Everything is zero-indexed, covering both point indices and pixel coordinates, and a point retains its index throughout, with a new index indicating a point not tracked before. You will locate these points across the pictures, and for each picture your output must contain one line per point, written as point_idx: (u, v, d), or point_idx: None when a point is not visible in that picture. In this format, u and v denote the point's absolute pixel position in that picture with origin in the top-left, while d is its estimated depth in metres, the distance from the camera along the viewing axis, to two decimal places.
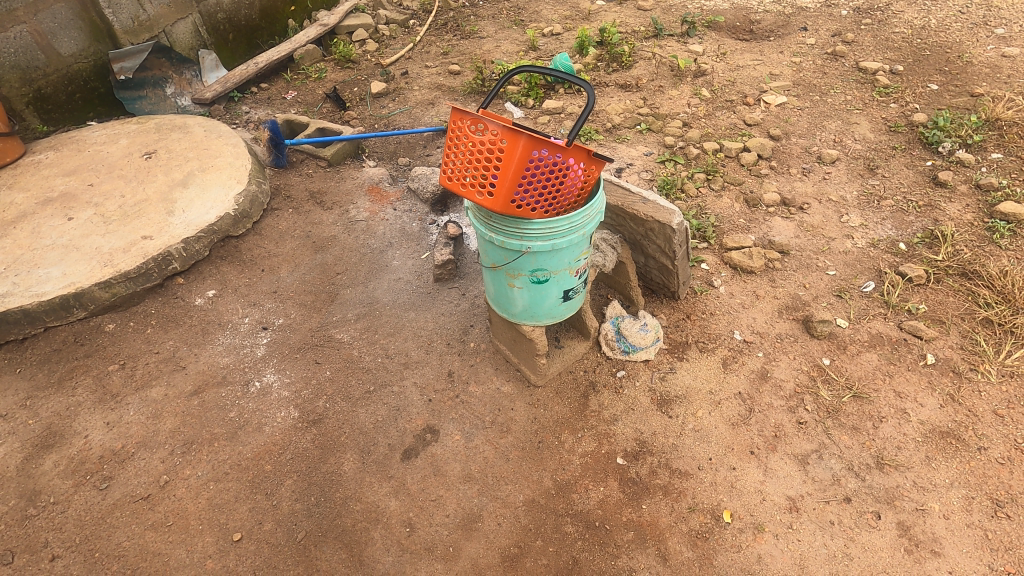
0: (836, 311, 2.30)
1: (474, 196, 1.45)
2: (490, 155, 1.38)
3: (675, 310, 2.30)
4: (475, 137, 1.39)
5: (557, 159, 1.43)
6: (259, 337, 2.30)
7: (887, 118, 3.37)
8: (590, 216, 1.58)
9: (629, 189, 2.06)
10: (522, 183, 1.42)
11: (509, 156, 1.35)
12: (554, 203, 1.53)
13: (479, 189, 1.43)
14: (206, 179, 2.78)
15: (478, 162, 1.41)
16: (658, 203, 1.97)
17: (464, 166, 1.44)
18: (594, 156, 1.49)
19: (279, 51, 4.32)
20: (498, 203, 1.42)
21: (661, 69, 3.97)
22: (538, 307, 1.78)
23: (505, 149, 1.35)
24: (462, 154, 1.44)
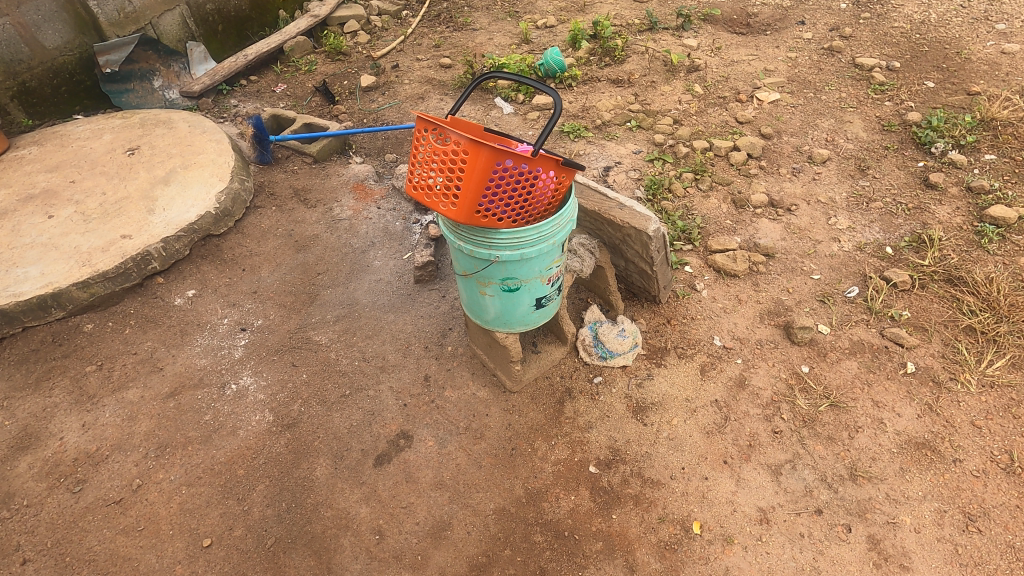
0: (818, 317, 2.28)
1: (439, 207, 1.42)
2: (454, 167, 1.35)
3: (655, 315, 2.28)
4: (438, 148, 1.36)
5: (523, 169, 1.40)
6: (237, 338, 2.29)
7: (881, 116, 3.32)
8: (560, 226, 1.56)
9: (606, 194, 2.02)
10: (487, 195, 1.40)
11: (470, 167, 1.32)
12: (522, 212, 1.51)
13: (444, 200, 1.41)
14: (188, 177, 2.76)
15: (441, 172, 1.39)
16: (635, 210, 1.93)
17: (429, 177, 1.41)
18: (563, 164, 1.47)
19: (268, 43, 4.27)
20: (463, 215, 1.40)
21: (655, 64, 3.89)
22: (510, 315, 1.76)
23: (467, 160, 1.32)
24: (427, 164, 1.42)
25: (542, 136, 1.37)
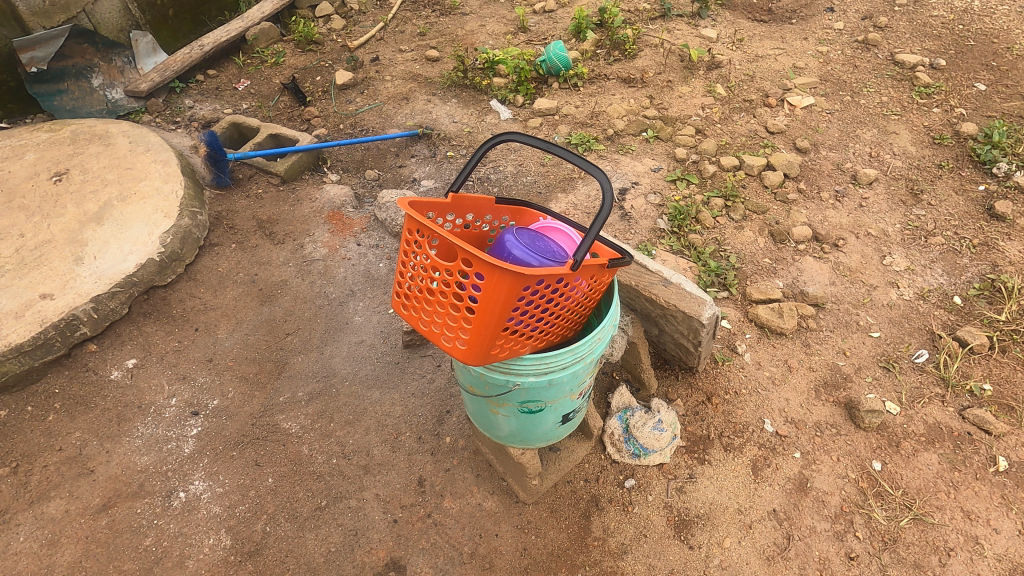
0: (884, 391, 1.93)
1: (441, 338, 1.01)
2: (463, 290, 0.94)
3: (693, 391, 1.92)
4: (437, 262, 0.95)
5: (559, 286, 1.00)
6: (187, 426, 1.88)
7: (930, 126, 2.91)
8: (600, 340, 1.17)
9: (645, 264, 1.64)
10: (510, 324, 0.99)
11: (488, 294, 0.92)
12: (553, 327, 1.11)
13: (447, 331, 1.00)
14: (126, 212, 2.29)
15: (443, 294, 0.97)
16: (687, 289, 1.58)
17: (427, 296, 1.01)
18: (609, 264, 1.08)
19: (228, 31, 3.72)
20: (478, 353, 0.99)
21: (670, 59, 3.43)
22: (529, 433, 1.37)
23: (482, 284, 0.92)
24: (422, 279, 1.01)
25: (586, 237, 0.97)
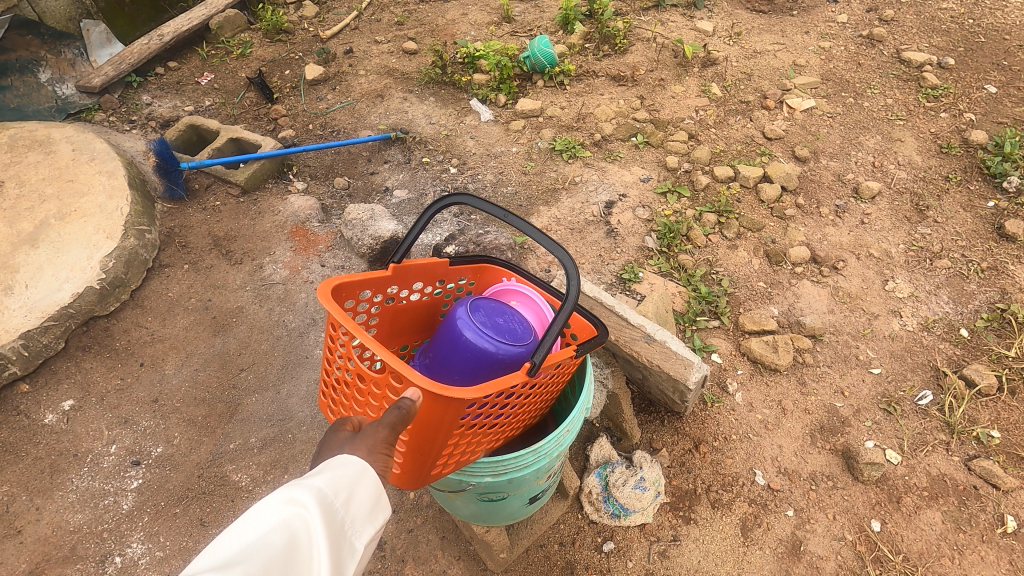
0: (884, 436, 1.79)
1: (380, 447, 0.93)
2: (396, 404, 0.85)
3: (680, 438, 1.77)
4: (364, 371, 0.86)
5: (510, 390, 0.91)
6: (127, 478, 1.72)
7: (937, 133, 2.73)
8: (567, 432, 1.05)
9: (631, 318, 1.65)
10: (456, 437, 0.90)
11: (424, 413, 0.83)
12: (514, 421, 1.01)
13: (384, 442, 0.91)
14: (64, 233, 2.09)
15: (378, 400, 0.89)
16: (674, 350, 1.59)
17: (362, 399, 0.92)
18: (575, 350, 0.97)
19: (189, 20, 3.46)
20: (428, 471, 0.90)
21: (662, 55, 3.21)
22: (491, 516, 1.22)
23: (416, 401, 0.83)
24: (355, 382, 0.92)
25: (543, 338, 0.88)
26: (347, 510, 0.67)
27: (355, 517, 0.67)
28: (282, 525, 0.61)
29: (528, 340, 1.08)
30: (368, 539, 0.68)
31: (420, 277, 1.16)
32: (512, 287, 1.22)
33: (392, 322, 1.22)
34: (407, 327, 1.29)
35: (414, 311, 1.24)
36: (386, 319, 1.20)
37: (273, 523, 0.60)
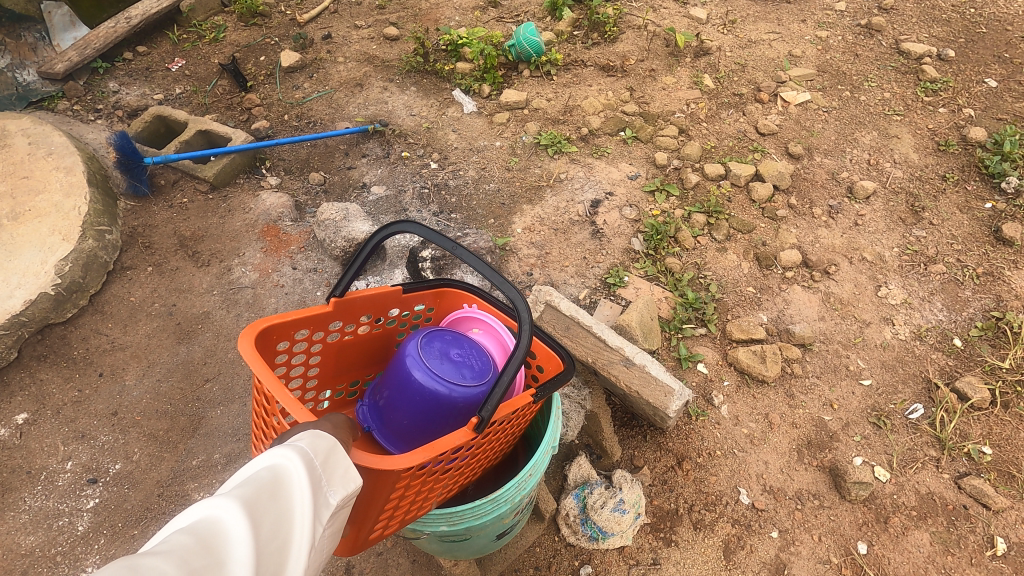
0: (873, 452, 1.74)
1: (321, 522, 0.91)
2: None
3: (662, 454, 1.71)
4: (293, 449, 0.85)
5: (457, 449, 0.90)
6: (83, 497, 1.64)
7: (935, 129, 2.65)
8: (531, 475, 1.02)
9: (609, 340, 1.64)
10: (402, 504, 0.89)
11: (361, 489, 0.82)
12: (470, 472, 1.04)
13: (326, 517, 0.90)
14: (17, 235, 1.98)
15: None
16: (654, 374, 1.57)
17: None
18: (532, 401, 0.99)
19: (158, 2, 3.29)
20: (364, 541, 0.88)
21: (654, 44, 3.09)
22: (454, 554, 1.16)
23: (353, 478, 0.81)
24: None
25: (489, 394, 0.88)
26: (326, 469, 0.67)
27: (333, 476, 0.68)
28: (272, 465, 0.62)
29: (480, 375, 1.14)
30: (344, 497, 0.68)
31: (369, 306, 1.22)
32: (470, 316, 1.29)
33: (346, 348, 1.29)
34: (360, 355, 1.35)
35: (369, 335, 1.32)
36: (339, 346, 1.27)
37: (264, 464, 0.62)
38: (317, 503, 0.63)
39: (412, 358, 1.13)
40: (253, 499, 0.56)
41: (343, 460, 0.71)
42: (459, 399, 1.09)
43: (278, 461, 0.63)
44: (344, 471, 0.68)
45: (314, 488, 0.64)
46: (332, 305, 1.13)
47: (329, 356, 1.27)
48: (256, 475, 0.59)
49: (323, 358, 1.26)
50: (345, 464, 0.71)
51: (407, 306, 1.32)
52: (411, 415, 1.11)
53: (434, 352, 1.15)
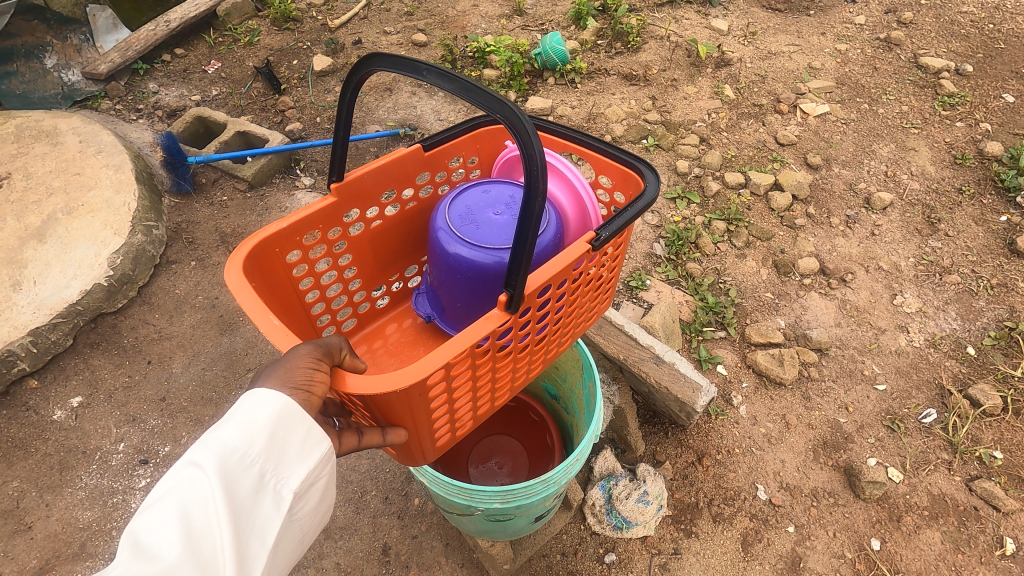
0: (887, 454, 1.81)
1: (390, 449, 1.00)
2: (370, 408, 0.88)
3: (683, 451, 1.79)
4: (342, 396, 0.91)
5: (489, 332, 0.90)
6: (135, 476, 1.74)
7: (952, 143, 2.71)
8: (576, 460, 1.09)
9: (636, 337, 1.71)
10: (451, 392, 0.94)
11: (403, 400, 0.85)
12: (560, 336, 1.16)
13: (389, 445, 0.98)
14: (72, 228, 2.09)
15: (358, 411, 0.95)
16: (683, 372, 1.65)
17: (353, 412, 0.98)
18: (590, 250, 0.98)
19: (197, 6, 3.41)
20: (437, 443, 1.02)
21: (676, 55, 3.16)
22: (495, 534, 1.23)
23: (386, 398, 0.84)
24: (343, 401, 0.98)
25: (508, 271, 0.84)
26: (260, 461, 0.73)
27: (276, 463, 0.75)
28: (186, 491, 0.70)
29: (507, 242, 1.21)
30: (296, 477, 0.77)
31: (388, 179, 1.26)
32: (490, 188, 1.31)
33: (382, 237, 1.38)
34: (392, 244, 1.42)
35: (403, 215, 1.39)
36: (373, 237, 1.35)
37: (180, 488, 0.70)
38: (242, 512, 0.71)
39: (452, 241, 1.23)
40: (162, 540, 0.67)
41: (285, 440, 0.76)
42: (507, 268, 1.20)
43: (197, 481, 0.70)
44: (283, 459, 0.75)
45: (247, 487, 0.72)
46: (335, 193, 1.16)
47: (364, 253, 1.36)
48: (164, 513, 0.69)
49: (356, 255, 1.34)
50: (291, 447, 0.76)
51: (437, 165, 1.36)
52: (471, 296, 1.25)
53: (478, 234, 1.22)
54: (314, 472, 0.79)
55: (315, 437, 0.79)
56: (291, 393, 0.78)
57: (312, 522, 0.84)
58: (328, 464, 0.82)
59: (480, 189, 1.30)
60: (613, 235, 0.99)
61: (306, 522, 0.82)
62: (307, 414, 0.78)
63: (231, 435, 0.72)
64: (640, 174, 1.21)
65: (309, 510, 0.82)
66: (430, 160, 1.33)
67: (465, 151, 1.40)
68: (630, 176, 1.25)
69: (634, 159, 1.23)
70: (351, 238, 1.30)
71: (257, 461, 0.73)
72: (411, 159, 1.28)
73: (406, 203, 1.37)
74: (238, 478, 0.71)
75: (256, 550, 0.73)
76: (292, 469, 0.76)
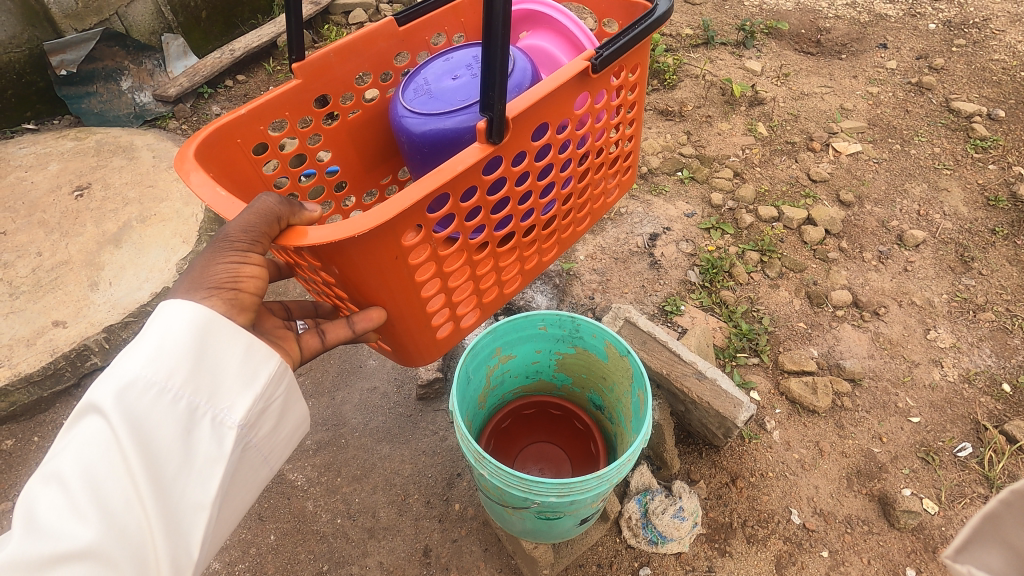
0: (921, 485, 1.83)
1: (391, 337, 1.03)
2: (349, 283, 0.89)
3: (717, 471, 1.83)
4: (324, 275, 0.93)
5: (467, 180, 0.91)
6: None
7: (985, 185, 2.75)
8: (627, 460, 1.16)
9: (679, 353, 1.80)
10: (437, 257, 0.96)
11: (380, 257, 0.87)
12: (563, 206, 1.17)
13: (390, 333, 1.01)
14: (145, 235, 2.25)
15: (339, 291, 0.97)
16: (724, 388, 1.71)
17: (337, 294, 1.00)
18: (590, 71, 0.99)
19: (260, 36, 3.63)
20: (433, 321, 1.05)
21: (711, 93, 3.28)
22: (544, 533, 1.31)
23: (363, 261, 0.85)
24: (327, 287, 1.01)
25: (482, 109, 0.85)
26: (184, 395, 0.79)
27: (205, 395, 0.81)
28: (100, 432, 0.74)
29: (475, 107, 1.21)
30: (234, 407, 0.83)
31: (360, 60, 1.29)
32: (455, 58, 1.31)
33: (362, 129, 1.39)
34: (379, 138, 1.44)
35: (382, 104, 1.41)
36: (351, 129, 1.37)
37: (95, 428, 0.75)
38: (174, 449, 0.77)
39: (420, 119, 1.23)
40: (83, 482, 0.73)
41: (218, 367, 0.83)
42: (473, 130, 1.20)
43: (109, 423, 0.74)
44: (212, 390, 0.81)
45: (174, 422, 0.78)
46: (296, 76, 1.18)
47: (344, 145, 1.37)
48: (82, 455, 0.74)
49: (335, 150, 1.36)
50: (227, 375, 0.83)
51: (415, 43, 1.38)
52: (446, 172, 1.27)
53: (436, 102, 1.26)
54: (259, 397, 0.86)
55: (255, 357, 0.87)
56: (207, 296, 0.85)
57: (271, 448, 0.93)
58: (275, 388, 0.89)
59: (442, 58, 1.31)
60: (615, 55, 1.00)
61: (262, 448, 0.91)
62: (231, 327, 0.85)
63: (150, 365, 0.77)
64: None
65: (263, 436, 0.90)
66: (406, 37, 1.35)
67: (445, 26, 1.42)
68: (634, 5, 1.29)
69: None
70: (326, 129, 1.31)
71: (183, 393, 0.79)
72: (384, 34, 1.30)
73: (385, 89, 1.39)
74: (166, 411, 0.77)
75: (200, 483, 0.79)
76: (233, 399, 0.83)
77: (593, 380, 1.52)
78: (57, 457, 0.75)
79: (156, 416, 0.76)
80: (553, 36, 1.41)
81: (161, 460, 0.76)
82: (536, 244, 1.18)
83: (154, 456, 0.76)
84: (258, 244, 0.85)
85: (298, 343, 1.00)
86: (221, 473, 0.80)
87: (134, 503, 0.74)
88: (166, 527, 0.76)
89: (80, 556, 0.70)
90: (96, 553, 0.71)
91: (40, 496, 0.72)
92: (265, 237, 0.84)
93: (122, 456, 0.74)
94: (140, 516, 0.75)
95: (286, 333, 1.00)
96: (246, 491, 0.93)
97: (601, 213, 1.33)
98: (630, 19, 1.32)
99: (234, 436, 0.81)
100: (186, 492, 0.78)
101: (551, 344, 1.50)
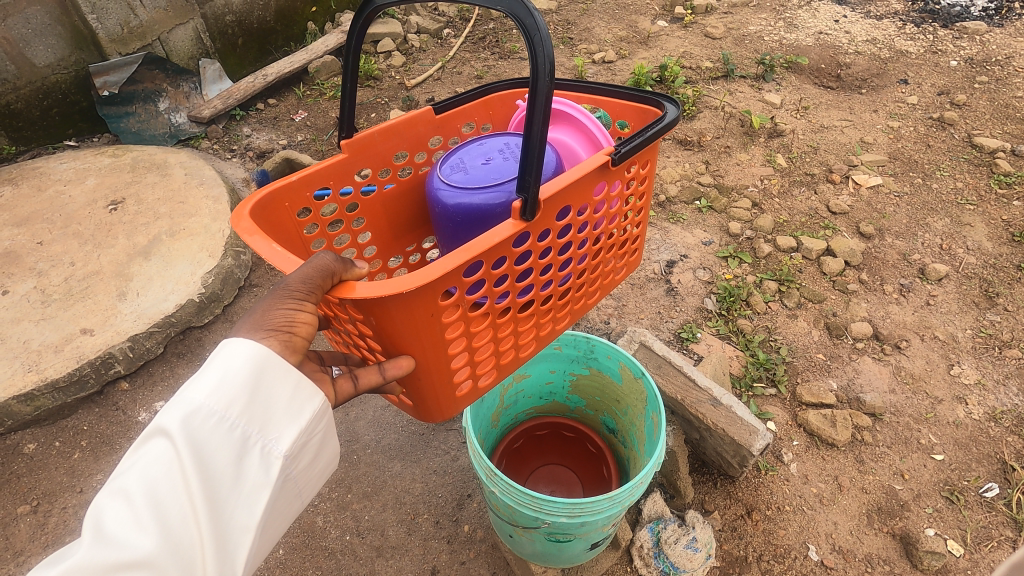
0: (945, 525, 1.77)
1: (411, 394, 1.03)
2: (380, 337, 0.91)
3: (732, 503, 1.81)
4: (357, 325, 0.96)
5: (500, 247, 0.94)
6: None
7: (1010, 221, 2.71)
8: (640, 483, 1.15)
9: (695, 379, 1.79)
10: (462, 320, 0.97)
11: (413, 318, 0.89)
12: (581, 279, 1.19)
13: (411, 389, 1.02)
14: (173, 249, 2.32)
15: (368, 342, 0.99)
16: (740, 415, 1.69)
17: (365, 345, 1.02)
18: (611, 165, 1.04)
19: (291, 62, 3.77)
20: (455, 385, 1.05)
21: (730, 123, 3.31)
22: (554, 555, 1.30)
23: (397, 317, 0.88)
24: (356, 337, 1.03)
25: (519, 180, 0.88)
26: (240, 424, 0.80)
27: (258, 426, 0.81)
28: (165, 453, 0.77)
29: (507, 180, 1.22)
30: (283, 438, 0.83)
31: (400, 141, 1.34)
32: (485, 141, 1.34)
33: (395, 202, 1.43)
34: (409, 210, 1.47)
35: (417, 181, 1.45)
36: (386, 202, 1.40)
37: (159, 449, 0.77)
38: (227, 475, 0.79)
39: (450, 189, 1.25)
40: (145, 498, 0.76)
41: (271, 400, 0.83)
42: (504, 208, 1.21)
43: (173, 445, 0.77)
44: (264, 419, 0.81)
45: (229, 449, 0.79)
46: (344, 149, 1.23)
47: (378, 216, 1.41)
48: (147, 471, 0.77)
49: (369, 219, 1.39)
50: (279, 407, 0.83)
51: (449, 130, 1.44)
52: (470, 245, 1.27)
53: (467, 178, 1.26)
54: (306, 431, 0.86)
55: (304, 394, 0.86)
56: (264, 337, 0.84)
57: (311, 478, 0.92)
58: (321, 423, 0.88)
59: (476, 142, 1.34)
60: (633, 151, 1.05)
61: (302, 480, 0.89)
62: (287, 366, 0.84)
63: (212, 394, 0.78)
64: (659, 104, 1.28)
65: (302, 469, 0.88)
66: (442, 124, 1.41)
67: (476, 118, 1.48)
68: (647, 111, 1.33)
69: (647, 94, 1.31)
70: (363, 200, 1.35)
71: (239, 422, 0.80)
72: (423, 120, 1.37)
73: (420, 168, 1.44)
74: (223, 438, 0.78)
75: (247, 507, 0.80)
76: (282, 430, 0.83)
77: (606, 402, 1.53)
78: (124, 472, 0.78)
79: (213, 442, 0.78)
80: (574, 132, 1.38)
81: (215, 484, 0.78)
82: (551, 314, 1.18)
83: (208, 480, 0.77)
84: (314, 295, 0.85)
85: (334, 388, 0.94)
86: (266, 500, 0.81)
87: (189, 521, 0.77)
88: (214, 547, 0.77)
89: (137, 567, 0.73)
90: (151, 565, 0.74)
91: (107, 508, 0.76)
92: (320, 289, 0.85)
93: (183, 478, 0.77)
94: (192, 534, 0.76)
95: (323, 376, 0.95)
96: (284, 519, 0.92)
97: (611, 288, 1.32)
98: (642, 123, 1.36)
99: (280, 468, 0.81)
100: (234, 516, 0.79)
101: (565, 363, 1.50)
